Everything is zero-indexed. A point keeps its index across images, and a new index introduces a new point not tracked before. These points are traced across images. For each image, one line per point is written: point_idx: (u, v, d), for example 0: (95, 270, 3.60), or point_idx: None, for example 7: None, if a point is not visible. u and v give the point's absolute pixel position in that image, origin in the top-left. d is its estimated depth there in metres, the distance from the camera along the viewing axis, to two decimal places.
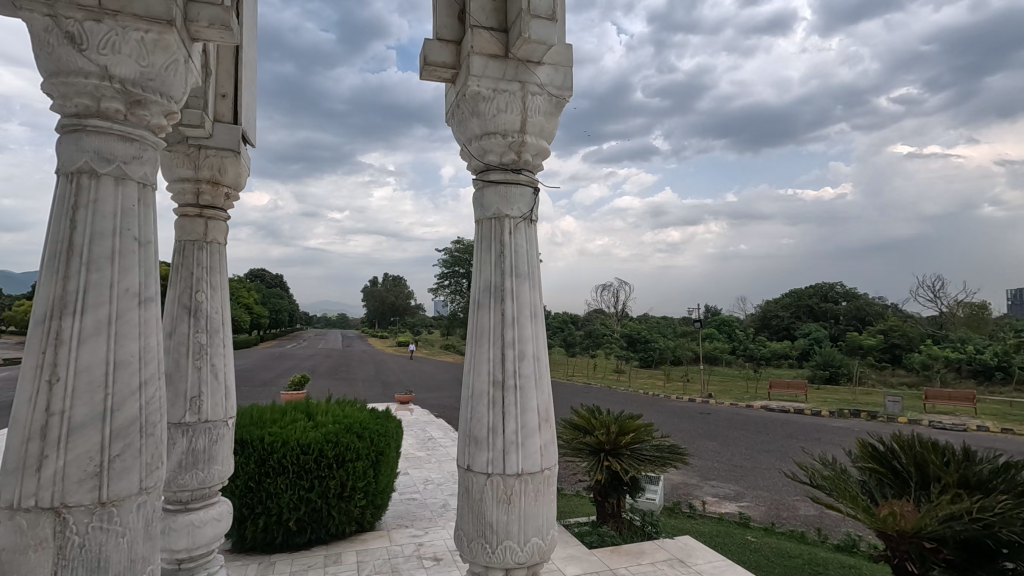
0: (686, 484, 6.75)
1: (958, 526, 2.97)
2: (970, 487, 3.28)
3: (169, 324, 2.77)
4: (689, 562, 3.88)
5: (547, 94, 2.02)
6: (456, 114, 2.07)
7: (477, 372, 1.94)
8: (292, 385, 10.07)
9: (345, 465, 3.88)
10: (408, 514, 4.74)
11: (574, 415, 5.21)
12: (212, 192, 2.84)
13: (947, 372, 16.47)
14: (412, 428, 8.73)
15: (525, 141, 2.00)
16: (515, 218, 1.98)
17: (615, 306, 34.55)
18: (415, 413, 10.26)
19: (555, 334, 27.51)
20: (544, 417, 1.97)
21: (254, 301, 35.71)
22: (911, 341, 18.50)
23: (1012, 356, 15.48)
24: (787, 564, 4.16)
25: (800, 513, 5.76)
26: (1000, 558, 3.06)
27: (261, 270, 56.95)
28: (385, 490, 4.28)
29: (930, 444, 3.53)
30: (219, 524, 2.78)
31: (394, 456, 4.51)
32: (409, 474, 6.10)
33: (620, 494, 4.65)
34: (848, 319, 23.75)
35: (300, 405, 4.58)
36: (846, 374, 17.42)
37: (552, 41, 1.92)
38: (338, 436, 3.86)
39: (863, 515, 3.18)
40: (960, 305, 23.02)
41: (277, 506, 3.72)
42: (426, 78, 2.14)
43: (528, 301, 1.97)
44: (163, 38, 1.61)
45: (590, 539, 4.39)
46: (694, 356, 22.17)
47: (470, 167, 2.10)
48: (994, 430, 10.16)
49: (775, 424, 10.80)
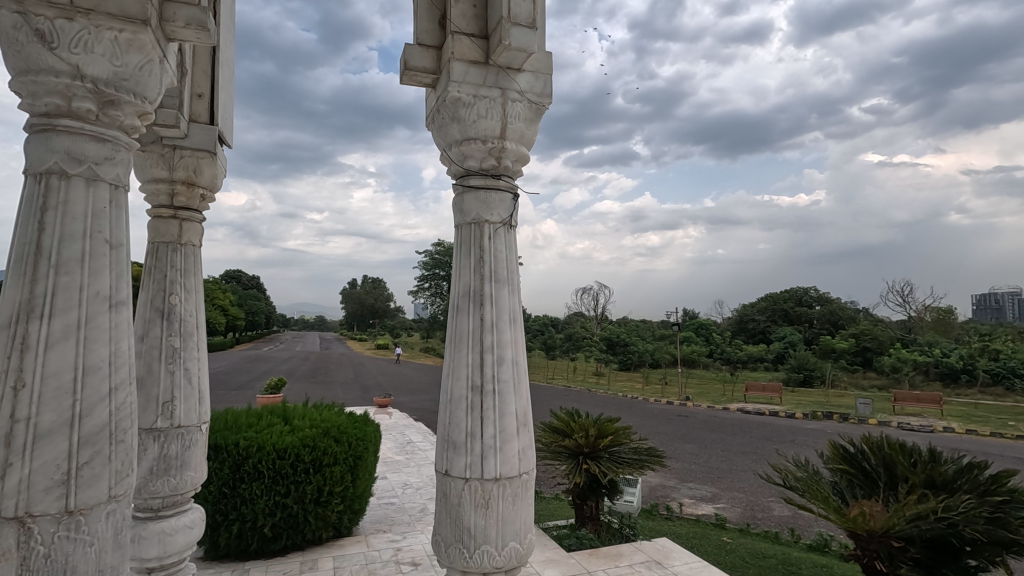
0: (664, 486, 6.82)
1: (924, 525, 3.06)
2: (935, 487, 3.38)
3: (141, 328, 2.71)
4: (667, 564, 3.92)
5: (527, 101, 2.04)
6: (437, 118, 2.08)
7: (456, 378, 1.94)
8: (268, 389, 9.90)
9: (323, 470, 3.83)
10: (385, 519, 4.70)
11: (554, 419, 5.22)
12: (187, 193, 2.80)
13: (916, 375, 16.95)
14: (391, 432, 8.65)
15: (505, 147, 2.01)
16: (495, 223, 1.99)
17: (594, 310, 34.79)
18: (394, 416, 10.18)
19: (536, 337, 27.58)
20: (522, 421, 1.98)
21: (229, 301, 35.10)
22: (882, 345, 18.99)
23: (977, 360, 16.05)
24: (761, 564, 4.24)
25: (775, 513, 5.87)
26: (964, 555, 3.16)
27: (237, 271, 55.96)
28: (363, 495, 4.24)
29: (898, 444, 3.63)
30: (192, 531, 2.72)
31: (372, 459, 4.47)
32: (388, 478, 6.05)
33: (599, 496, 4.67)
34: (821, 323, 24.30)
35: (277, 409, 4.51)
36: (820, 376, 17.82)
37: (532, 49, 1.93)
38: (315, 441, 3.81)
39: (835, 515, 3.25)
40: (928, 310, 23.74)
41: (252, 511, 3.66)
42: (406, 82, 2.14)
43: (507, 307, 1.98)
44: (138, 38, 1.59)
45: (569, 542, 4.41)
46: (672, 359, 22.42)
47: (450, 172, 2.09)
48: (959, 431, 10.50)
49: (751, 426, 11.00)
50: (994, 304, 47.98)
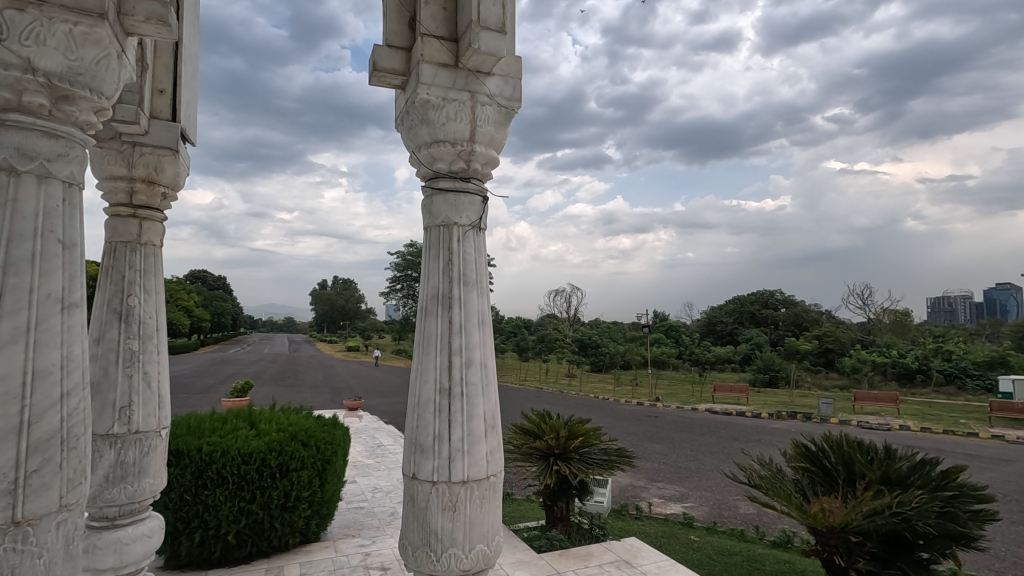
0: (634, 486, 6.91)
1: (880, 520, 3.19)
2: (891, 484, 3.52)
3: (98, 330, 2.63)
4: (635, 563, 3.97)
5: (496, 105, 2.04)
6: (406, 120, 2.07)
7: (424, 380, 1.93)
8: (235, 392, 9.67)
9: (290, 474, 3.76)
10: (354, 523, 4.64)
11: (524, 420, 5.23)
12: (147, 192, 2.72)
13: (875, 375, 17.52)
14: (361, 435, 8.54)
15: (474, 150, 2.01)
16: (464, 226, 1.99)
17: (567, 311, 34.99)
18: (365, 419, 10.04)
19: (509, 339, 27.61)
20: (490, 424, 1.99)
21: (194, 302, 34.12)
22: (843, 346, 19.60)
23: (931, 360, 16.71)
24: (727, 561, 4.33)
25: (740, 511, 6.01)
26: (917, 549, 3.29)
27: (203, 271, 54.57)
28: (331, 500, 4.18)
29: (856, 442, 3.76)
30: (150, 540, 2.64)
31: (341, 464, 4.41)
32: (357, 482, 5.96)
33: (569, 497, 4.70)
34: (786, 325, 24.97)
35: (242, 413, 4.41)
36: (785, 377, 18.31)
37: (501, 53, 1.94)
38: (282, 445, 3.74)
39: (796, 512, 3.35)
40: (885, 313, 24.63)
41: (215, 519, 3.57)
42: (375, 83, 2.12)
43: (476, 309, 1.99)
44: (94, 31, 1.54)
45: (539, 544, 4.43)
46: (643, 360, 22.73)
47: (419, 173, 2.09)
48: (915, 429, 10.92)
49: (719, 426, 11.21)
50: (947, 307, 50.04)
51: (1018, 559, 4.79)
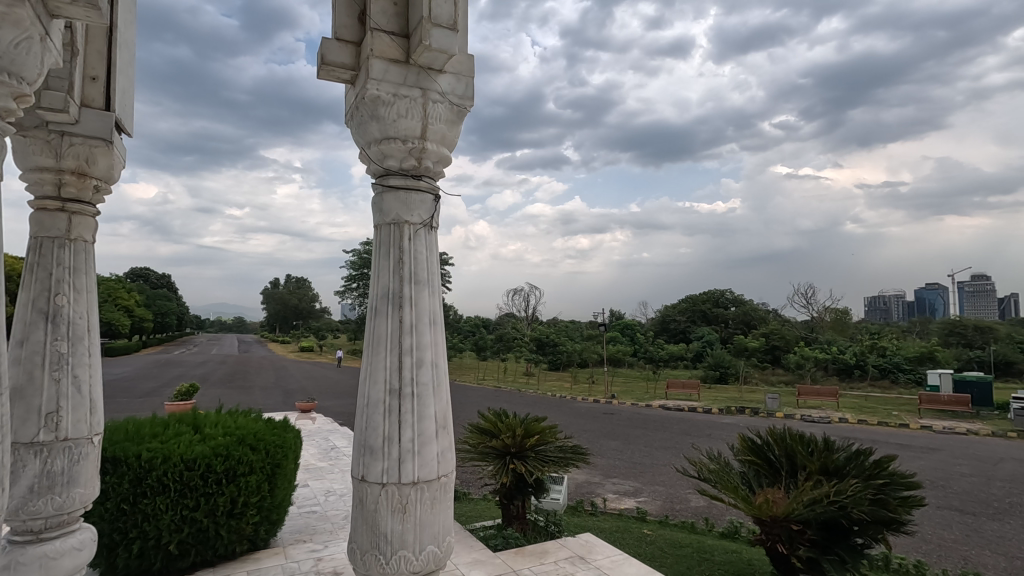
0: (590, 482, 7.02)
1: (819, 508, 3.35)
2: (829, 473, 3.69)
3: (20, 333, 2.45)
4: (590, 558, 4.03)
5: (448, 102, 2.03)
6: (355, 116, 2.03)
7: (373, 381, 1.90)
8: (178, 395, 9.25)
9: (237, 480, 3.62)
10: (306, 528, 4.52)
11: (481, 419, 5.22)
12: (78, 184, 2.57)
13: (817, 371, 18.35)
14: (314, 438, 8.33)
15: (425, 148, 1.99)
16: (415, 225, 1.97)
17: (525, 310, 35.13)
18: (318, 421, 9.80)
19: (467, 338, 27.53)
20: (441, 424, 1.97)
21: (135, 302, 32.42)
22: (788, 343, 20.50)
23: (868, 356, 17.67)
24: (678, 553, 4.46)
25: (691, 504, 6.19)
26: (852, 534, 3.47)
27: (145, 269, 52.01)
28: (281, 505, 4.06)
29: (798, 435, 3.93)
30: (80, 554, 2.49)
31: (293, 467, 4.29)
32: (310, 486, 5.80)
33: (525, 495, 4.73)
34: (736, 323, 25.90)
35: (186, 416, 4.22)
36: (734, 373, 18.96)
37: (453, 51, 1.92)
38: (229, 450, 3.60)
39: (743, 504, 3.49)
40: (827, 311, 25.90)
41: (155, 528, 3.40)
42: (323, 78, 2.07)
43: (427, 308, 1.97)
44: (13, 12, 1.43)
45: (495, 543, 4.43)
46: (599, 358, 23.08)
47: (369, 171, 2.05)
48: (853, 421, 11.53)
49: (671, 422, 11.51)
50: (882, 306, 53.01)
51: (941, 541, 5.14)
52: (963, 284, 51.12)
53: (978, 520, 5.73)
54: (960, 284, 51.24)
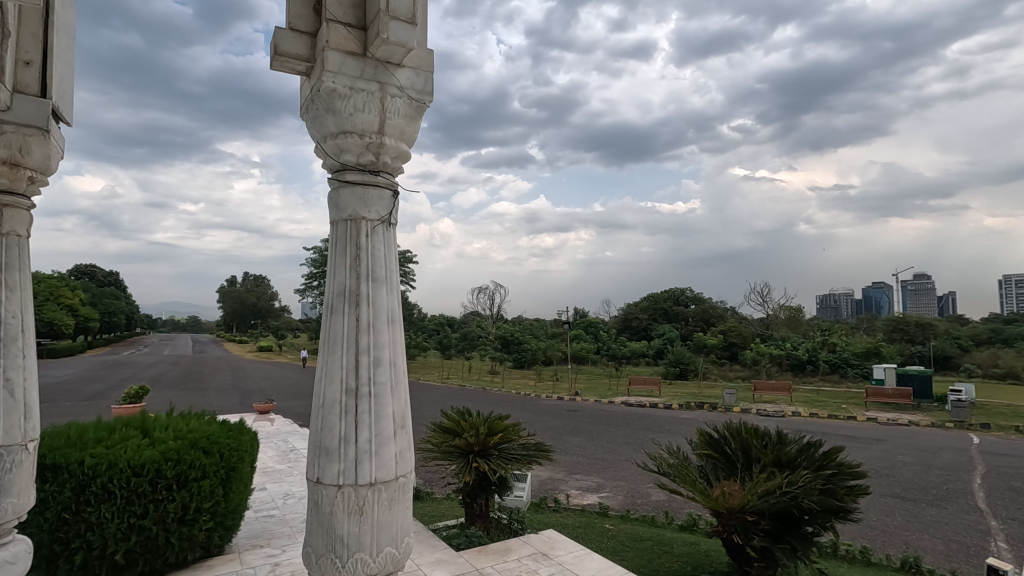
0: (553, 479, 7.07)
1: (772, 499, 3.46)
2: (781, 465, 3.83)
3: None
4: (552, 554, 4.06)
5: (407, 97, 2.00)
6: (311, 109, 1.98)
7: (329, 381, 1.86)
8: (127, 398, 8.85)
9: (189, 485, 3.49)
10: (263, 533, 4.40)
11: (444, 418, 5.18)
12: (10, 175, 2.42)
13: (772, 366, 19.00)
14: (273, 440, 8.11)
15: (383, 143, 1.95)
16: (372, 221, 1.93)
17: (490, 309, 35.06)
18: (277, 423, 9.55)
19: (432, 337, 27.33)
20: (399, 423, 1.94)
21: (80, 301, 30.84)
22: (745, 339, 21.16)
23: (819, 352, 18.41)
24: (638, 546, 4.54)
25: (652, 498, 6.32)
26: (803, 523, 3.60)
27: (91, 266, 49.57)
28: (236, 509, 3.93)
29: (753, 429, 4.06)
30: (14, 567, 2.34)
31: (249, 470, 4.16)
32: (267, 489, 5.64)
33: (488, 493, 4.73)
34: (695, 321, 26.57)
35: (134, 420, 4.03)
36: (694, 370, 19.44)
37: (411, 45, 1.89)
38: (180, 454, 3.45)
39: (701, 496, 3.58)
40: (781, 309, 26.87)
41: (100, 538, 3.24)
42: (277, 68, 2.01)
43: (385, 306, 1.94)
44: None
45: (458, 541, 4.40)
46: (563, 356, 23.28)
47: (326, 166, 2.00)
48: (805, 414, 12.00)
49: (634, 418, 11.72)
50: (832, 304, 55.34)
51: (885, 527, 5.41)
52: (905, 283, 53.76)
53: (918, 506, 6.05)
54: (903, 283, 54.10)
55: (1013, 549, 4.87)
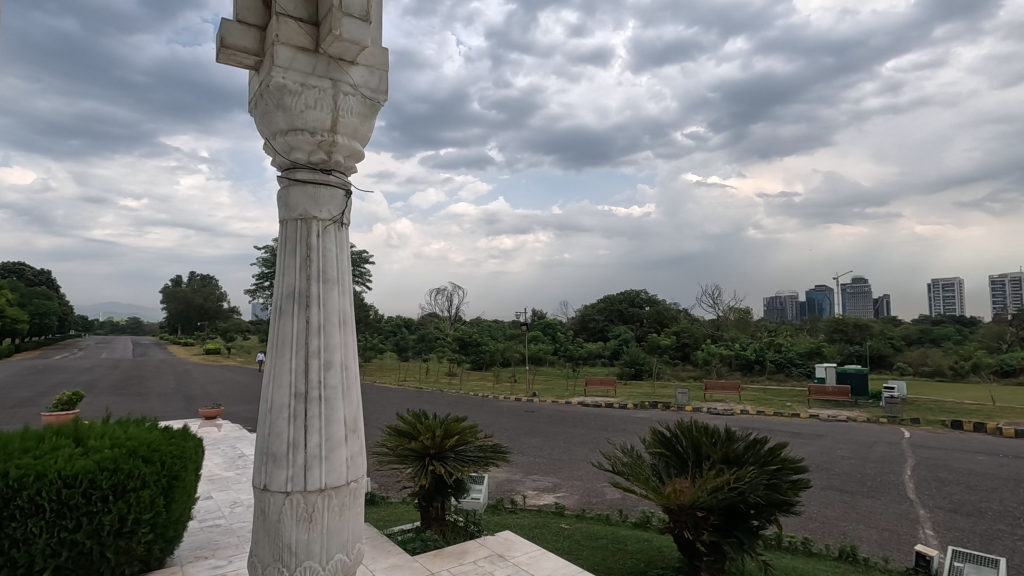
0: (510, 480, 7.09)
1: (720, 494, 3.57)
2: (729, 462, 3.96)
3: None
4: (508, 555, 4.07)
5: (360, 95, 1.96)
6: (259, 105, 1.92)
7: (277, 385, 1.81)
8: (58, 405, 8.31)
9: (127, 495, 3.31)
10: (208, 543, 4.23)
11: (400, 421, 5.10)
12: None
13: (722, 366, 19.67)
14: (219, 446, 7.81)
15: (335, 141, 1.91)
16: (323, 221, 1.89)
17: (448, 310, 34.78)
18: (224, 428, 9.20)
19: (389, 339, 26.94)
20: (351, 427, 1.90)
21: (7, 300, 28.81)
22: (697, 340, 21.82)
23: (766, 352, 19.18)
24: (593, 545, 4.61)
25: (607, 497, 6.42)
26: (750, 517, 3.73)
27: (20, 265, 46.44)
28: (179, 520, 3.77)
29: (703, 427, 4.18)
30: None
31: (193, 478, 3.99)
32: (213, 497, 5.42)
33: (445, 496, 4.69)
34: (650, 322, 27.22)
35: (65, 428, 3.79)
36: (648, 370, 19.89)
37: (365, 43, 1.87)
38: (117, 463, 3.26)
39: (653, 494, 3.67)
40: (731, 311, 27.85)
41: (25, 555, 3.03)
42: (223, 61, 1.95)
43: (336, 308, 1.90)
44: None
45: (414, 546, 4.34)
46: (521, 357, 23.39)
47: (275, 163, 1.95)
48: (752, 412, 12.48)
49: (589, 417, 11.90)
50: (778, 306, 57.82)
51: (824, 518, 5.68)
52: (845, 286, 56.71)
53: (855, 498, 6.39)
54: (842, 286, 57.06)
55: (938, 536, 5.21)
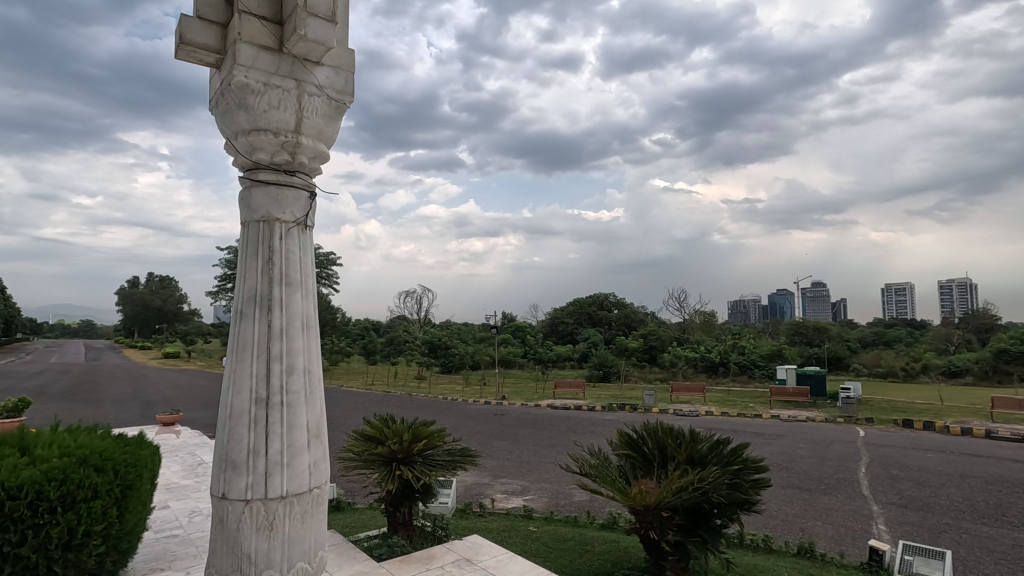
0: (479, 484, 7.07)
1: (685, 494, 3.64)
2: (694, 463, 4.04)
3: None
4: (476, 559, 4.06)
5: (326, 97, 1.94)
6: (221, 103, 1.88)
7: (237, 391, 1.77)
8: (3, 412, 7.90)
9: (76, 507, 3.17)
10: (165, 555, 4.08)
11: (367, 425, 5.02)
12: None
13: (687, 368, 20.06)
14: (177, 453, 7.55)
15: (300, 143, 1.88)
16: (287, 223, 1.86)
17: (417, 313, 34.47)
18: (183, 435, 8.90)
19: (357, 342, 26.55)
20: (314, 432, 1.87)
21: None
22: (663, 343, 22.22)
23: (730, 355, 19.64)
24: (561, 547, 4.63)
25: (575, 499, 6.48)
26: (713, 516, 3.82)
27: None
28: (132, 531, 3.64)
29: (669, 428, 4.24)
30: None
31: (148, 487, 3.86)
32: (170, 507, 5.23)
33: (412, 501, 4.65)
34: (618, 325, 27.58)
35: (9, 437, 3.59)
36: (616, 372, 20.14)
37: (330, 44, 1.85)
38: (67, 472, 3.12)
39: (620, 495, 3.71)
40: (696, 314, 28.46)
41: None
42: (182, 58, 1.90)
43: (299, 312, 1.87)
44: None
45: (380, 552, 4.28)
46: (490, 361, 23.36)
47: (236, 163, 1.91)
48: (716, 413, 12.77)
49: (558, 420, 11.98)
50: (742, 310, 59.36)
51: (785, 516, 5.86)
52: (804, 290, 58.58)
53: (813, 495, 6.59)
54: (802, 290, 58.95)
55: (890, 530, 5.42)
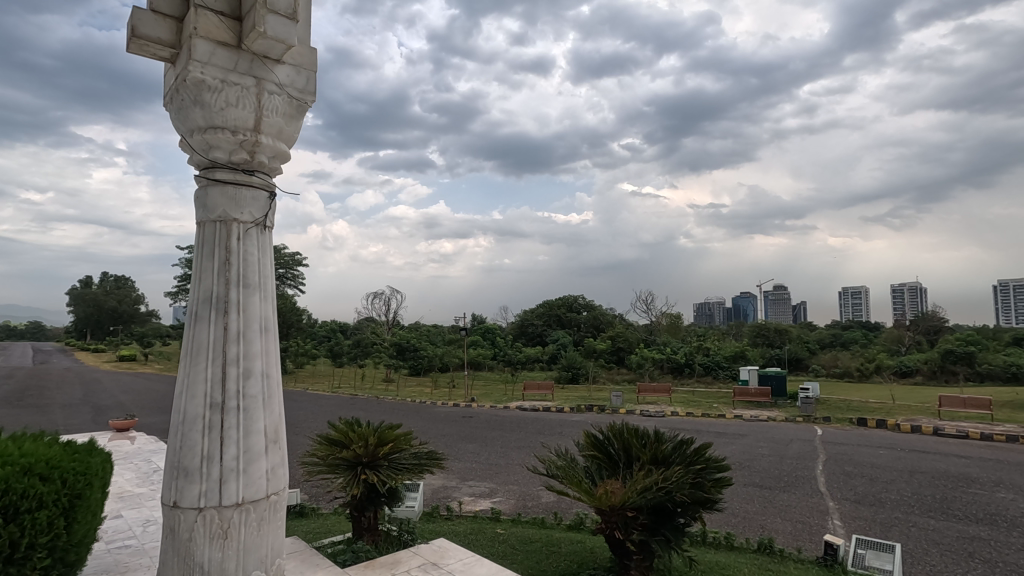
0: (447, 487, 7.03)
1: (649, 494, 3.69)
2: (657, 462, 4.11)
3: None
4: (441, 563, 4.03)
5: (286, 95, 1.91)
6: (175, 99, 1.83)
7: (191, 395, 1.72)
8: None
9: (19, 518, 2.99)
10: (117, 567, 3.93)
11: (332, 429, 4.94)
12: None
13: (654, 369, 20.38)
14: (132, 460, 7.26)
15: (259, 142, 1.84)
16: (245, 223, 1.82)
17: (386, 315, 34.05)
18: (138, 441, 8.57)
19: (323, 345, 26.04)
20: (272, 438, 1.83)
21: None
22: (630, 345, 22.52)
23: (695, 356, 20.07)
24: (528, 549, 4.65)
25: (542, 500, 6.50)
26: (676, 515, 3.89)
27: None
28: (80, 544, 3.48)
29: (634, 429, 4.32)
30: None
31: (98, 497, 3.72)
32: (124, 516, 5.03)
33: (377, 506, 4.59)
34: (587, 327, 27.85)
35: None
36: (584, 373, 20.33)
37: (290, 42, 1.82)
38: (10, 481, 2.95)
39: (586, 496, 3.74)
40: (663, 316, 29.00)
41: None
42: (134, 51, 1.83)
43: (257, 314, 1.83)
44: None
45: (344, 558, 4.21)
46: (460, 363, 23.26)
47: (191, 161, 1.86)
48: (682, 413, 13.03)
49: (526, 421, 12.02)
50: (708, 312, 60.77)
51: (746, 513, 6.01)
52: (767, 293, 60.23)
53: (773, 493, 6.79)
54: (764, 293, 60.65)
55: (845, 525, 5.63)
